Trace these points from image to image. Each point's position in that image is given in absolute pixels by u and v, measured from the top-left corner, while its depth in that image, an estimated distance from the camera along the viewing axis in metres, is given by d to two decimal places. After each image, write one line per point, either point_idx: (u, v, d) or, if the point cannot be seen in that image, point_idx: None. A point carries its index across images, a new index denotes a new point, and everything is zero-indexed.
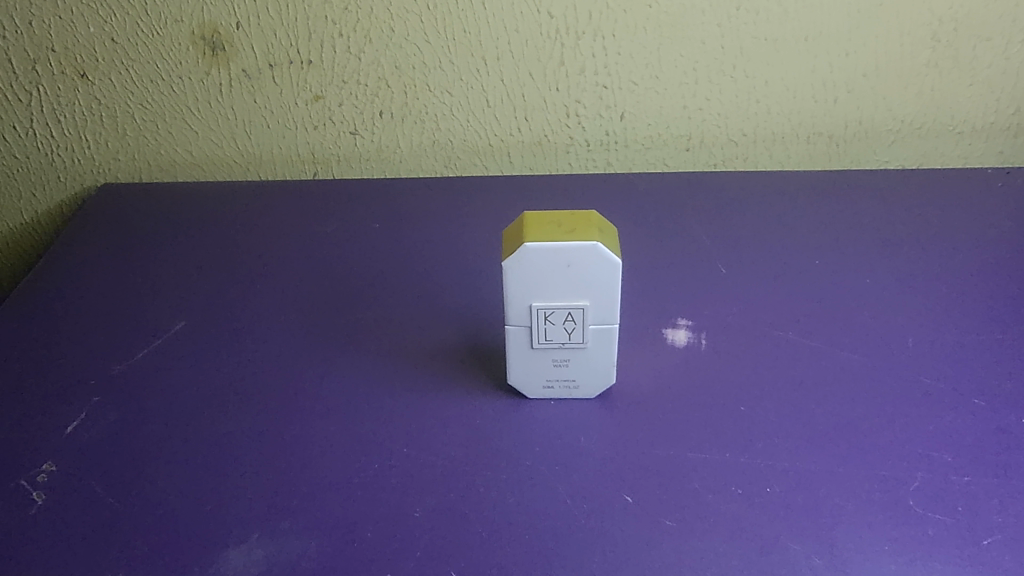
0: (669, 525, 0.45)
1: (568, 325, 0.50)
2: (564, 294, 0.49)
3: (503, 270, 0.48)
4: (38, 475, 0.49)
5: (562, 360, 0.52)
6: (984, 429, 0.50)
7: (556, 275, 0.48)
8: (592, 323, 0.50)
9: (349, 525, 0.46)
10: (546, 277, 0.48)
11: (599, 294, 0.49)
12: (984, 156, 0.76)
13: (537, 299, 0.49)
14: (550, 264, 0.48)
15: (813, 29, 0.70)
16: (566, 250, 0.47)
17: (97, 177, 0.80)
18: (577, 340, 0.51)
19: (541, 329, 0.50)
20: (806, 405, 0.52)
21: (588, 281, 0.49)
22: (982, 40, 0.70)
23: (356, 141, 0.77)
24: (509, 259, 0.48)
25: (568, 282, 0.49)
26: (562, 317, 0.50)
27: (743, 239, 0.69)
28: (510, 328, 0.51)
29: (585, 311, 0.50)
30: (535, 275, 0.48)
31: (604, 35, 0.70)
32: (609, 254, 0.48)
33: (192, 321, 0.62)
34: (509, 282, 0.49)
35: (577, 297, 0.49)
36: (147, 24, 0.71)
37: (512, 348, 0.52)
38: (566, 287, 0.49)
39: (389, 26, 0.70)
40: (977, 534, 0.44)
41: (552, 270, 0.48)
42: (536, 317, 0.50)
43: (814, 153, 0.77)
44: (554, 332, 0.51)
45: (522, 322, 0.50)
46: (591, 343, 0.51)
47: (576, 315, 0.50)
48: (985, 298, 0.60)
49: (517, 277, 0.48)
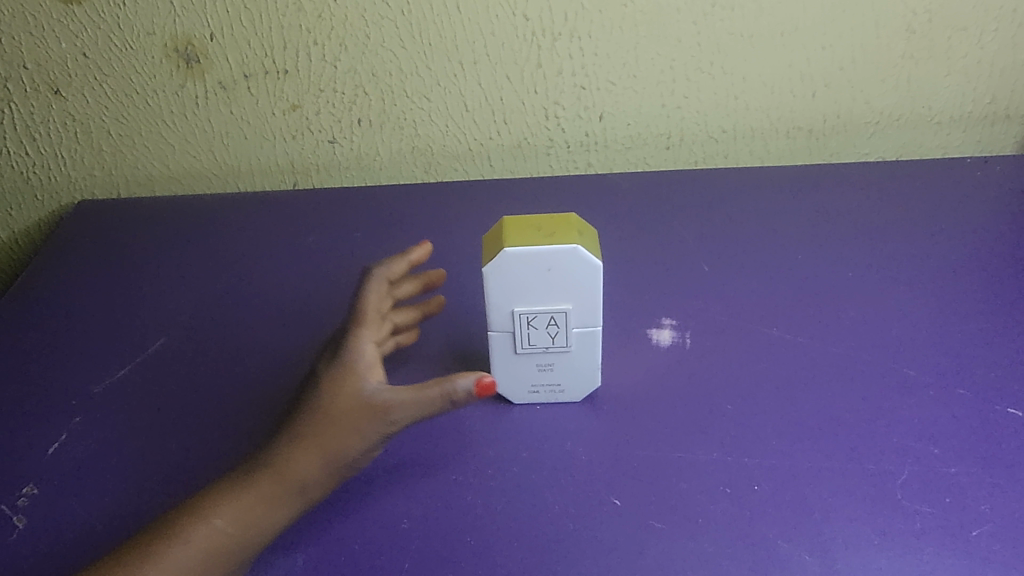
0: (658, 525, 0.45)
1: (552, 329, 0.50)
2: (546, 298, 0.49)
3: (483, 276, 0.48)
4: (19, 500, 0.48)
5: (547, 364, 0.52)
6: (970, 419, 0.50)
7: (537, 279, 0.48)
8: (575, 326, 0.50)
9: (336, 538, 0.45)
10: (527, 281, 0.48)
11: (581, 297, 0.49)
12: (963, 145, 0.76)
13: (519, 304, 0.49)
14: (531, 268, 0.47)
15: (789, 24, 0.69)
16: (547, 254, 0.47)
17: (75, 193, 0.79)
18: (561, 344, 0.51)
19: (525, 333, 0.50)
20: (792, 400, 0.52)
21: (571, 284, 0.48)
22: (957, 31, 0.70)
23: (335, 150, 0.77)
24: (488, 265, 0.47)
25: (549, 286, 0.48)
26: (545, 321, 0.49)
27: (725, 235, 0.69)
28: (493, 334, 0.50)
29: (568, 314, 0.49)
30: (516, 280, 0.48)
31: (581, 36, 0.70)
32: (591, 257, 0.47)
33: (173, 337, 0.61)
34: (491, 287, 0.48)
35: (560, 301, 0.49)
36: (120, 38, 0.70)
37: (496, 354, 0.51)
38: (549, 291, 0.48)
39: (364, 33, 0.70)
40: (965, 524, 0.44)
41: (534, 274, 0.47)
42: (518, 321, 0.49)
43: (794, 148, 0.77)
44: (538, 337, 0.50)
45: (505, 327, 0.50)
46: (575, 346, 0.51)
47: (559, 318, 0.49)
48: (968, 287, 0.60)
49: (498, 282, 0.48)
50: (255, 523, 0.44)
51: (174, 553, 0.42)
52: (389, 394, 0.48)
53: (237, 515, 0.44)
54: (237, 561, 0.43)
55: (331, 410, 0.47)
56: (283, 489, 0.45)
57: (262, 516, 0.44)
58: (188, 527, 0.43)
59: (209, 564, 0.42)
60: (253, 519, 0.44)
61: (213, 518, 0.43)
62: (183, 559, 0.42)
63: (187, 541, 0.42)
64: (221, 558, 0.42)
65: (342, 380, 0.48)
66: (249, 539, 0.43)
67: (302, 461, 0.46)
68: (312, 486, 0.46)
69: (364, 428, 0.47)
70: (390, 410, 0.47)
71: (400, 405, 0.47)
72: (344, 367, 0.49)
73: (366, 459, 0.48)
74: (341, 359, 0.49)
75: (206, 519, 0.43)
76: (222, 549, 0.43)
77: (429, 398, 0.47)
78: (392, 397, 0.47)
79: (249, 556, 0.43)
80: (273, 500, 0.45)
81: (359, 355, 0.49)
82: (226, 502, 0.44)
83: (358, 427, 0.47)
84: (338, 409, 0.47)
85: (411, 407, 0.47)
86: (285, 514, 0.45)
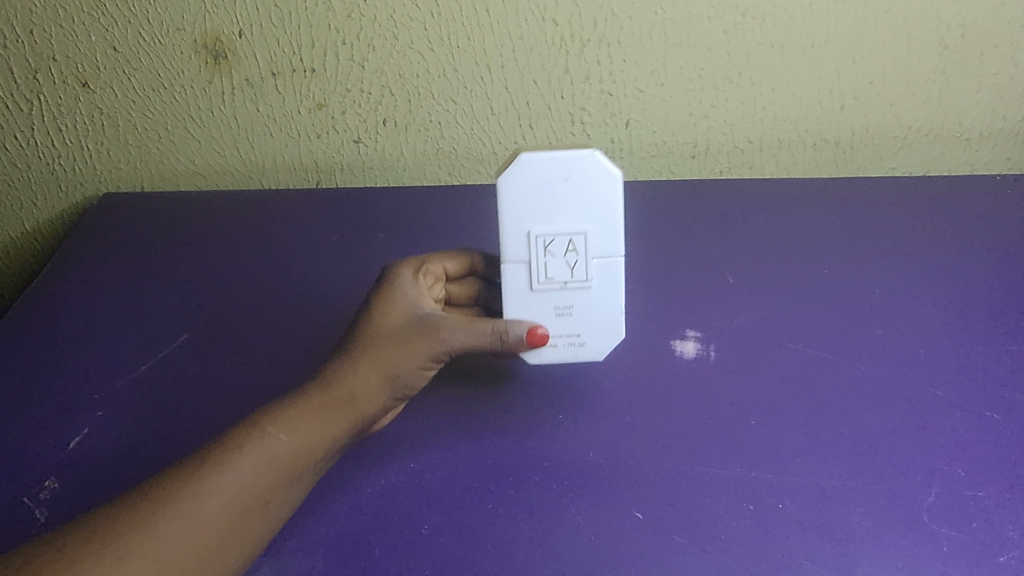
0: (681, 540, 0.45)
1: (570, 257, 0.49)
2: (563, 217, 0.48)
3: (499, 188, 0.47)
4: (41, 492, 0.49)
5: (566, 308, 0.50)
6: (1000, 442, 0.49)
7: (555, 191, 0.48)
8: (595, 255, 0.49)
9: (357, 542, 0.46)
10: (545, 194, 0.48)
11: (600, 215, 0.48)
12: (992, 163, 0.75)
13: (536, 226, 0.48)
14: (548, 175, 0.47)
15: (819, 36, 0.69)
16: (566, 160, 0.47)
17: (99, 186, 0.79)
18: (581, 278, 0.50)
19: (542, 262, 0.49)
20: (816, 417, 0.52)
21: (589, 198, 0.48)
22: (989, 47, 0.69)
23: (359, 150, 0.76)
24: (505, 174, 0.47)
25: (568, 200, 0.48)
26: (563, 246, 0.49)
27: (751, 249, 0.68)
28: (509, 266, 0.49)
29: (587, 236, 0.49)
30: (532, 192, 0.48)
31: (609, 42, 0.70)
32: (608, 163, 0.47)
33: (195, 334, 0.61)
34: (507, 203, 0.48)
35: (578, 221, 0.48)
36: (149, 32, 0.70)
37: (512, 296, 0.50)
38: (566, 207, 0.48)
39: (393, 34, 0.70)
40: (992, 549, 0.43)
41: (551, 184, 0.47)
42: (536, 245, 0.49)
43: (821, 161, 0.76)
44: (556, 267, 0.49)
45: (520, 254, 0.49)
46: (595, 281, 0.50)
47: (578, 242, 0.49)
48: (996, 309, 0.60)
49: (515, 194, 0.48)
50: (306, 436, 0.45)
51: (229, 462, 0.43)
52: (441, 319, 0.49)
53: (290, 425, 0.45)
54: (293, 473, 0.45)
55: (381, 330, 0.49)
56: (335, 400, 0.47)
57: (315, 428, 0.46)
58: (242, 438, 0.44)
59: (268, 471, 0.44)
60: (306, 428, 0.46)
61: (265, 427, 0.45)
62: (242, 468, 0.43)
63: (240, 448, 0.44)
64: (276, 468, 0.44)
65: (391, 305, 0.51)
66: (301, 451, 0.45)
67: (353, 374, 0.48)
68: (361, 402, 0.47)
69: (412, 348, 0.48)
70: (439, 333, 0.49)
71: (449, 327, 0.49)
72: (397, 296, 0.51)
73: (413, 385, 0.49)
74: (393, 286, 0.52)
75: (257, 429, 0.45)
76: (277, 460, 0.44)
77: (483, 330, 0.49)
78: (441, 319, 0.49)
79: (299, 469, 0.45)
80: (321, 414, 0.46)
81: (410, 284, 0.52)
82: (278, 415, 0.46)
83: (410, 346, 0.48)
84: (388, 329, 0.49)
85: (464, 334, 0.48)
86: (339, 427, 0.47)
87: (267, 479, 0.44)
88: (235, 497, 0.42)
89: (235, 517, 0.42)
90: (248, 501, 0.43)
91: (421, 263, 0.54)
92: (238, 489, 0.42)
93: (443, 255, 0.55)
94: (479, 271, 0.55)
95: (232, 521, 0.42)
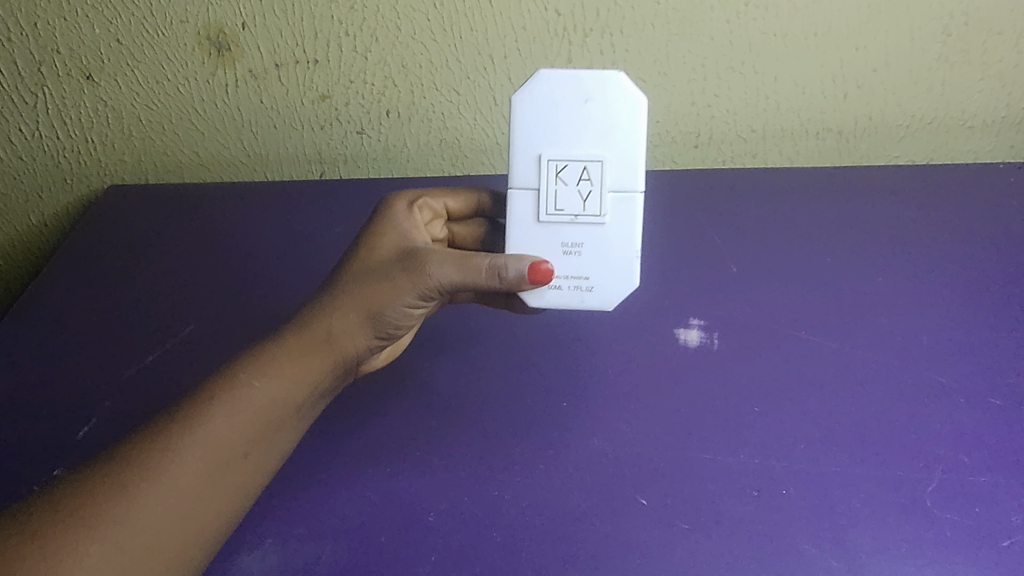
0: (687, 527, 0.46)
1: (584, 186, 0.48)
2: (578, 141, 0.48)
3: (514, 103, 0.48)
4: (50, 480, 0.51)
5: (574, 246, 0.49)
6: (1002, 429, 0.50)
7: (571, 112, 0.48)
8: (609, 186, 0.49)
9: (364, 529, 0.47)
10: (561, 115, 0.48)
11: (617, 141, 0.48)
12: (994, 151, 0.75)
13: (548, 149, 0.49)
14: (566, 95, 0.48)
15: (823, 25, 0.69)
16: (587, 81, 0.48)
17: (104, 178, 0.80)
18: (593, 212, 0.49)
19: (552, 190, 0.49)
20: (819, 404, 0.52)
21: (607, 121, 0.48)
22: (993, 34, 0.69)
23: (363, 140, 0.76)
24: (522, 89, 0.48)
25: (584, 121, 0.48)
26: (576, 172, 0.48)
27: (753, 237, 0.68)
28: (518, 193, 0.49)
29: (603, 164, 0.48)
30: (547, 112, 0.48)
31: (612, 31, 0.69)
32: (629, 87, 0.48)
33: (201, 325, 0.62)
34: (521, 121, 0.49)
35: (594, 147, 0.48)
36: (153, 24, 0.70)
37: (516, 230, 0.50)
38: (582, 130, 0.48)
39: (396, 25, 0.70)
40: (995, 535, 0.44)
41: (568, 104, 0.48)
42: (548, 170, 0.49)
43: (823, 150, 0.76)
44: (567, 196, 0.48)
45: (530, 180, 0.49)
46: (609, 216, 0.49)
47: (592, 170, 0.48)
48: (997, 296, 0.60)
49: (530, 110, 0.48)
50: (281, 384, 0.45)
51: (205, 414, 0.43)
52: (428, 254, 0.48)
53: (266, 372, 0.45)
54: (270, 421, 0.45)
55: (363, 272, 0.49)
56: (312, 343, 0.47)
57: (291, 376, 0.46)
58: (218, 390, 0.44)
59: (244, 423, 0.44)
60: (281, 376, 0.46)
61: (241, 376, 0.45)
62: (218, 420, 0.43)
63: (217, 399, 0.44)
64: (252, 417, 0.44)
65: (380, 242, 0.50)
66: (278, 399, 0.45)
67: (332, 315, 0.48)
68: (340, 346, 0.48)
69: (394, 287, 0.48)
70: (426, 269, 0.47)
71: (437, 260, 0.47)
72: (382, 236, 0.50)
73: (394, 325, 0.49)
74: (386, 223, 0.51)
75: (233, 379, 0.45)
76: (253, 410, 0.44)
77: (476, 264, 0.46)
78: (430, 252, 0.48)
79: (276, 416, 0.45)
80: (298, 360, 0.47)
81: (404, 221, 0.51)
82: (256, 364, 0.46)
83: (391, 288, 0.48)
84: (372, 268, 0.48)
85: (452, 269, 0.47)
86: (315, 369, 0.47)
87: (246, 430, 0.44)
88: (211, 450, 0.42)
89: (212, 469, 0.42)
90: (224, 453, 0.43)
91: (418, 197, 0.54)
92: (214, 442, 0.42)
93: (447, 193, 0.56)
94: (486, 212, 0.57)
95: (207, 476, 0.42)
